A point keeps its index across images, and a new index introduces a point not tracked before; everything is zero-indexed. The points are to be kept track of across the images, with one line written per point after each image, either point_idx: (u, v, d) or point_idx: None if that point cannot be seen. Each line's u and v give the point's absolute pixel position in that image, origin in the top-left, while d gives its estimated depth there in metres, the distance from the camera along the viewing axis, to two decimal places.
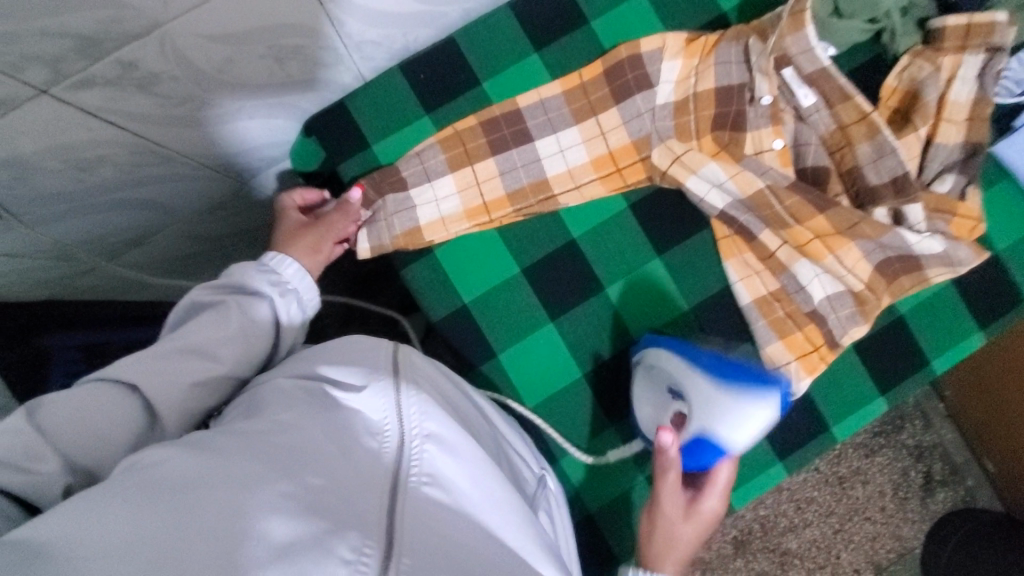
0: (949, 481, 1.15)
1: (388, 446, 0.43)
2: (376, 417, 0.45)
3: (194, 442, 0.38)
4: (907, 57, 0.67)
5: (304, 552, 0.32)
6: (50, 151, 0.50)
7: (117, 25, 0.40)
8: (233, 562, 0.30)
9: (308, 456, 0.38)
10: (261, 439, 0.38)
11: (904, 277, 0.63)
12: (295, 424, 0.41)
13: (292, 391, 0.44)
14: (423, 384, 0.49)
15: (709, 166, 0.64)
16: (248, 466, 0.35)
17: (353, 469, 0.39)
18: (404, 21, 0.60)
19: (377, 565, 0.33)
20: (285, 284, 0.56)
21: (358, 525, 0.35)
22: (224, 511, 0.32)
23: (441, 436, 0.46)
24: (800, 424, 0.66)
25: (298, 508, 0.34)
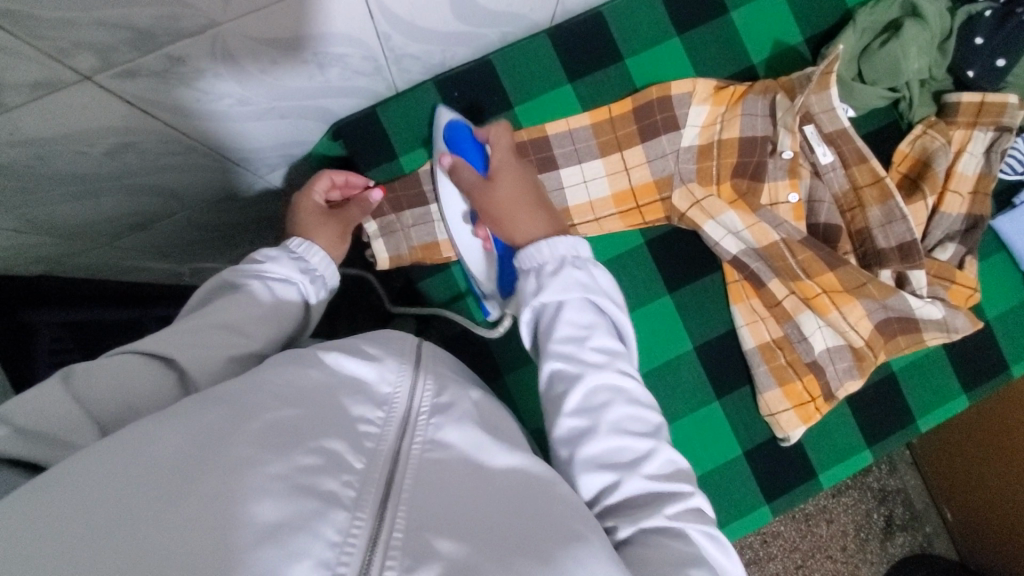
0: (909, 526, 1.19)
1: (393, 418, 0.42)
2: (386, 389, 0.44)
3: (186, 413, 0.37)
4: (921, 126, 0.70)
5: (293, 533, 0.32)
6: (78, 134, 0.49)
7: (175, 22, 0.40)
8: (221, 544, 0.31)
9: (301, 432, 0.38)
10: (253, 415, 0.38)
11: (901, 337, 0.67)
12: (297, 396, 0.40)
13: (310, 358, 0.44)
14: (437, 366, 0.49)
15: (727, 214, 0.66)
16: (240, 447, 0.35)
17: (356, 446, 0.39)
18: (447, 39, 0.61)
19: (362, 545, 0.34)
20: (313, 271, 0.57)
21: (347, 505, 0.35)
22: (214, 495, 0.32)
23: (451, 409, 0.44)
24: (789, 469, 0.68)
25: (288, 489, 0.34)
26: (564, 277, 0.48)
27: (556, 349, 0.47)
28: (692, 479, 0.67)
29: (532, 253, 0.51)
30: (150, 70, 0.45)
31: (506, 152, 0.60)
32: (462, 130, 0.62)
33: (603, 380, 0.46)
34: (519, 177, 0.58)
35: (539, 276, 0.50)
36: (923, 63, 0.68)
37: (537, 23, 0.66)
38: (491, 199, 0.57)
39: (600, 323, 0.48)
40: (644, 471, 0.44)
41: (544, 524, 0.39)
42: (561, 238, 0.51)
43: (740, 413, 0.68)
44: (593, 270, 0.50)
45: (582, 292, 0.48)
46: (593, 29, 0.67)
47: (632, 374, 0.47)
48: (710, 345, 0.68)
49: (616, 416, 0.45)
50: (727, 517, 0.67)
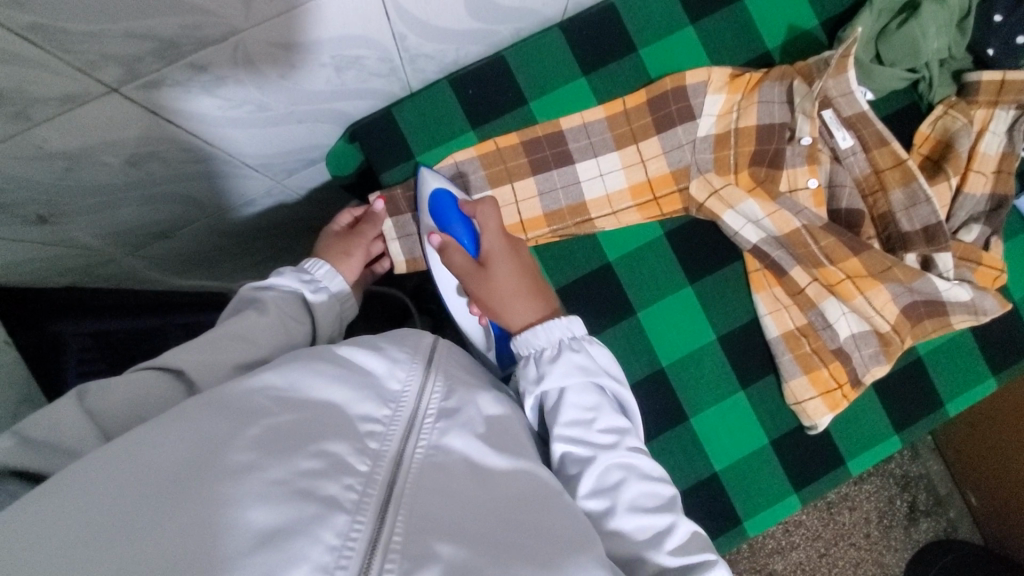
0: (933, 512, 1.18)
1: (399, 416, 0.44)
2: (395, 386, 0.46)
3: (186, 415, 0.38)
4: (941, 107, 0.69)
5: (292, 538, 0.33)
6: (103, 145, 0.49)
7: (198, 31, 0.40)
8: (216, 549, 0.31)
9: (303, 435, 0.38)
10: (256, 419, 0.38)
11: (927, 320, 0.66)
12: (301, 400, 0.41)
13: (322, 354, 0.45)
14: (449, 367, 0.50)
15: (747, 202, 0.66)
16: (239, 453, 0.36)
17: (359, 449, 0.40)
18: (460, 37, 0.61)
19: (360, 550, 0.35)
20: (318, 284, 0.60)
21: (348, 509, 0.36)
22: (212, 502, 0.33)
23: (455, 412, 0.46)
24: (816, 457, 0.68)
25: (288, 494, 0.35)
26: (566, 361, 0.52)
27: (565, 434, 0.50)
28: (718, 469, 0.67)
29: (530, 339, 0.55)
30: (173, 80, 0.45)
31: (496, 234, 0.62)
32: (445, 200, 0.63)
33: (615, 460, 0.49)
34: (512, 262, 0.61)
35: (539, 362, 0.53)
36: (941, 43, 0.67)
37: (549, 18, 0.66)
38: (488, 285, 0.59)
39: (602, 401, 0.52)
40: (669, 547, 0.47)
41: (544, 538, 0.40)
42: (557, 322, 0.55)
43: (765, 402, 0.68)
44: (591, 348, 0.55)
45: (583, 374, 0.52)
46: (605, 22, 0.67)
47: (641, 450, 0.51)
48: (732, 335, 0.68)
49: (632, 494, 0.48)
50: (754, 507, 0.66)
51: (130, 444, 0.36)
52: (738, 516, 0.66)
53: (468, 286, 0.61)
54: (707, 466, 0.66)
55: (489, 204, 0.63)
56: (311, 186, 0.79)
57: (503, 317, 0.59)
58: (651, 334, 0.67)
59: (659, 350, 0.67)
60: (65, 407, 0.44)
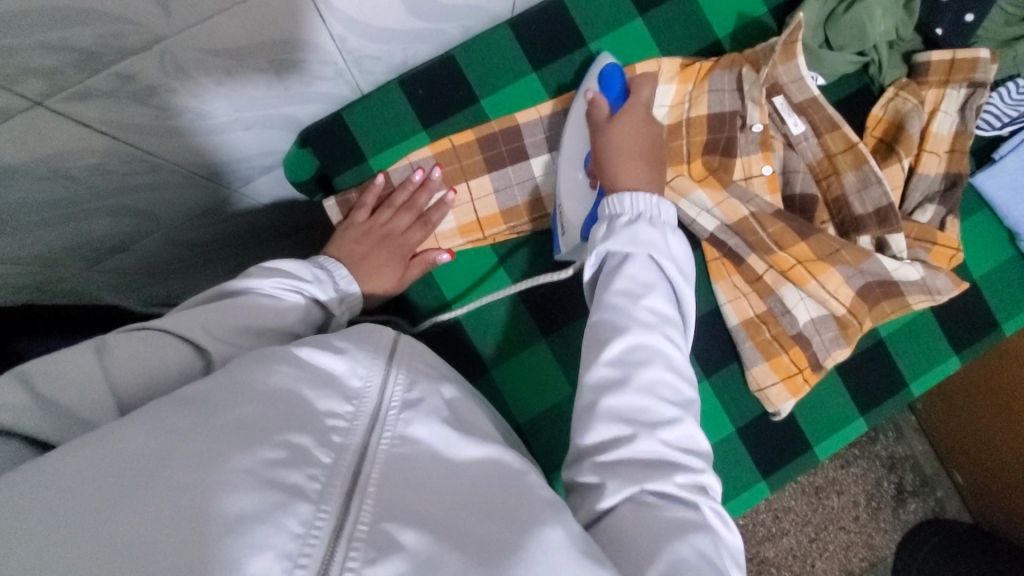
0: (920, 492, 1.18)
1: (363, 412, 0.43)
2: (357, 384, 0.45)
3: (150, 414, 0.39)
4: (892, 89, 0.69)
5: (255, 525, 0.33)
6: (37, 160, 0.49)
7: (118, 40, 0.40)
8: (180, 537, 0.32)
9: (267, 426, 0.38)
10: (220, 411, 0.39)
11: (885, 303, 0.66)
12: (267, 390, 0.41)
13: (283, 355, 0.44)
14: (412, 361, 0.50)
15: (697, 193, 0.66)
16: (204, 442, 0.36)
17: (323, 441, 0.40)
18: (405, 37, 0.61)
19: (325, 538, 0.35)
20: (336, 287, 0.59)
21: (313, 498, 0.36)
22: (176, 493, 0.33)
23: (419, 403, 0.45)
24: (783, 443, 0.68)
25: (254, 483, 0.35)
26: (636, 229, 0.52)
27: (612, 297, 0.49)
28: None
29: (614, 202, 0.55)
30: (102, 91, 0.44)
31: (642, 102, 0.62)
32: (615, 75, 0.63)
33: (648, 338, 0.47)
34: (643, 132, 0.61)
35: (612, 224, 0.53)
36: (888, 25, 0.67)
37: (497, 15, 0.66)
38: (611, 136, 0.60)
39: (659, 283, 0.50)
40: (663, 437, 0.44)
41: (510, 514, 0.40)
42: (646, 195, 0.54)
43: (730, 390, 0.68)
44: (671, 236, 0.53)
45: (650, 250, 0.51)
46: (554, 17, 0.67)
47: (677, 342, 0.49)
48: (694, 324, 0.68)
49: (651, 375, 0.46)
50: (724, 496, 0.67)
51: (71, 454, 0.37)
52: None
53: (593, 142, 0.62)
54: None
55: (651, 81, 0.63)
56: (272, 193, 0.79)
57: (609, 169, 0.59)
58: None
59: None
60: None
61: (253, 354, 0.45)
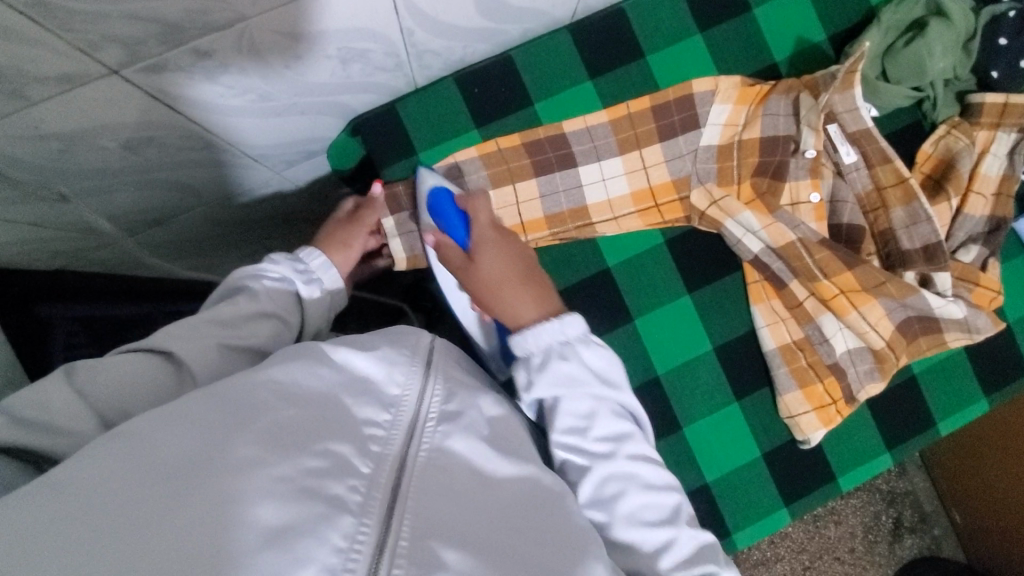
0: (917, 529, 1.18)
1: (401, 421, 0.43)
2: (395, 390, 0.45)
3: (186, 411, 0.38)
4: (945, 126, 0.69)
5: (298, 539, 0.33)
6: (99, 128, 0.48)
7: (204, 16, 0.39)
8: (222, 549, 0.32)
9: (306, 435, 0.38)
10: (259, 415, 0.38)
11: (923, 338, 0.66)
12: (301, 396, 0.41)
13: (321, 353, 0.45)
14: (450, 369, 0.50)
15: (745, 214, 0.66)
16: (244, 450, 0.36)
17: (362, 450, 0.40)
18: (468, 35, 0.60)
19: (367, 553, 0.35)
20: (311, 274, 0.59)
21: (354, 511, 0.36)
22: (217, 500, 0.33)
23: (457, 414, 0.46)
24: (807, 471, 0.68)
25: (294, 495, 0.35)
26: (552, 370, 0.50)
27: (561, 443, 0.50)
28: (711, 480, 0.66)
29: (520, 343, 0.51)
30: (176, 64, 0.44)
31: (489, 228, 0.60)
32: (443, 199, 0.61)
33: (612, 471, 0.49)
34: (502, 253, 0.58)
35: (528, 370, 0.51)
36: (947, 65, 0.67)
37: (558, 19, 0.66)
38: (477, 276, 0.57)
39: (598, 408, 0.50)
40: (665, 565, 0.47)
41: (553, 541, 0.41)
42: (547, 325, 0.51)
43: (758, 415, 0.67)
44: (583, 352, 0.51)
45: (571, 384, 0.50)
46: (614, 27, 0.67)
47: (637, 455, 0.50)
48: (730, 345, 0.67)
49: (631, 504, 0.48)
50: (744, 520, 0.66)
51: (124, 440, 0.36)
52: (727, 529, 0.66)
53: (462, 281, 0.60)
54: (699, 475, 0.66)
55: (483, 200, 0.62)
56: (311, 178, 0.78)
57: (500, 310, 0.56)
58: (652, 339, 0.67)
59: (658, 357, 0.67)
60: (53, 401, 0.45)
61: (297, 350, 0.45)
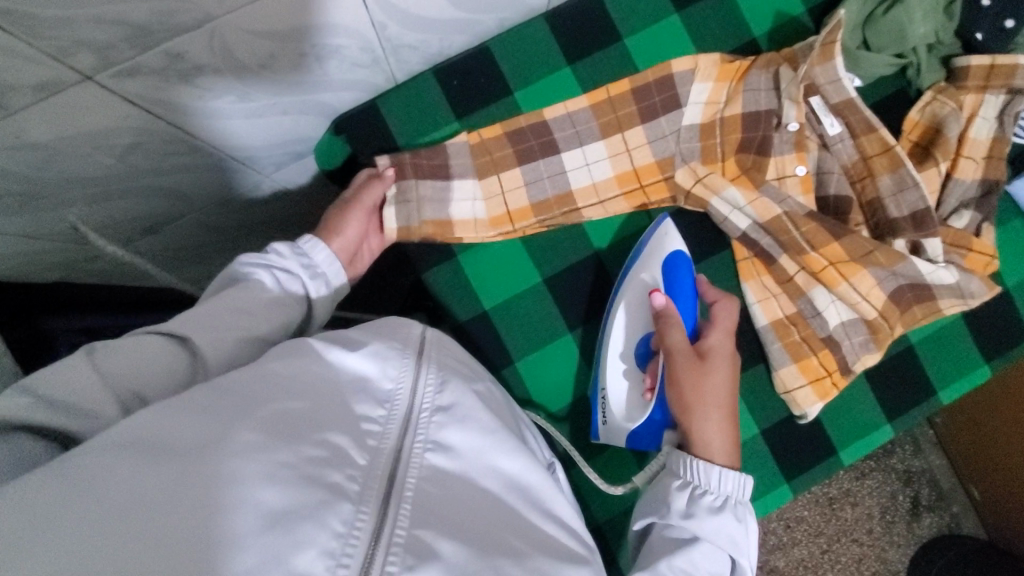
0: (936, 507, 1.16)
1: (395, 415, 0.44)
2: (388, 385, 0.46)
3: (190, 403, 0.39)
4: (930, 93, 0.68)
5: (300, 522, 0.34)
6: (83, 136, 0.49)
7: (171, 17, 0.40)
8: (226, 527, 0.32)
9: (306, 425, 0.39)
10: (264, 403, 0.39)
11: (917, 307, 0.65)
12: (301, 389, 0.42)
13: (312, 351, 0.46)
14: (442, 358, 0.50)
15: (730, 190, 0.65)
16: (248, 433, 0.37)
17: (359, 442, 0.40)
18: (443, 27, 0.61)
19: (365, 541, 0.35)
20: (317, 269, 0.58)
21: (353, 498, 0.37)
22: (220, 479, 0.34)
23: (451, 406, 0.46)
24: (809, 448, 0.67)
25: (296, 478, 0.35)
26: (723, 519, 0.51)
27: (683, 487, 0.53)
28: None
29: (715, 474, 0.53)
30: (150, 68, 0.44)
31: (727, 339, 0.59)
32: (684, 271, 0.62)
33: (682, 553, 0.49)
34: (729, 369, 0.58)
35: (698, 494, 0.52)
36: (929, 28, 0.66)
37: (534, 7, 0.66)
38: (699, 386, 0.56)
39: (723, 528, 0.51)
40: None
41: (536, 540, 0.42)
42: (739, 475, 0.53)
43: (755, 392, 0.67)
44: (750, 528, 0.53)
45: (729, 544, 0.50)
46: (590, 11, 0.67)
47: (726, 540, 0.50)
48: None
49: (681, 561, 0.49)
50: None
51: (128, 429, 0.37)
52: None
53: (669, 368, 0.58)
54: None
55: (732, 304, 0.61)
56: (301, 180, 0.79)
57: (690, 424, 0.56)
58: None
59: None
60: None
61: (290, 347, 0.46)
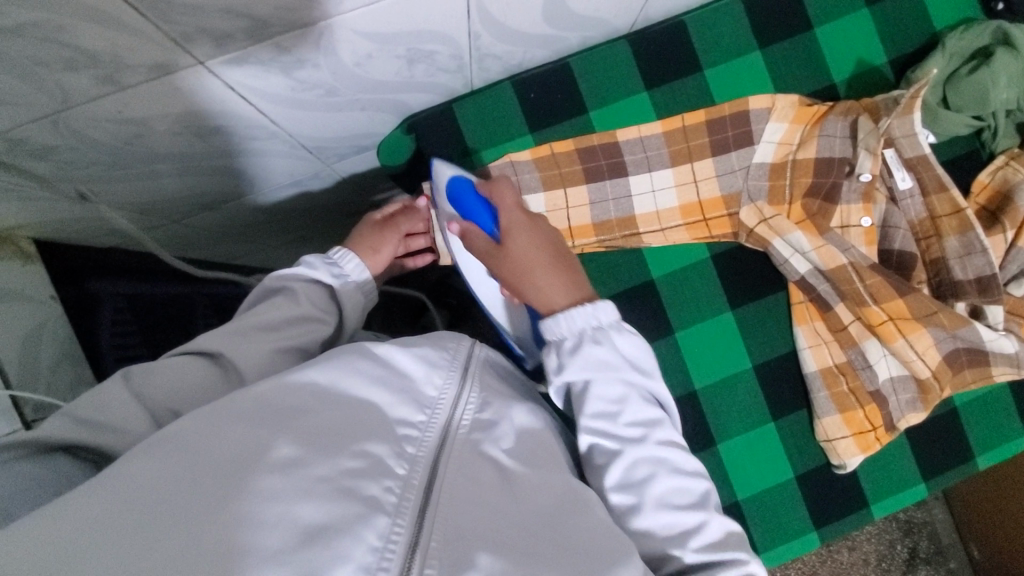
0: (933, 561, 1.16)
1: (434, 423, 0.44)
2: (432, 393, 0.46)
3: (231, 410, 0.39)
4: (1003, 158, 0.68)
5: (336, 537, 0.34)
6: (174, 116, 0.50)
7: (292, 13, 0.40)
8: (262, 546, 0.32)
9: (346, 435, 0.39)
10: (299, 415, 0.40)
11: (968, 371, 0.66)
12: (339, 397, 0.42)
13: (364, 351, 0.47)
14: (485, 378, 0.51)
15: (796, 234, 0.66)
16: (286, 447, 0.37)
17: (398, 451, 0.40)
18: (531, 40, 0.61)
19: (401, 553, 0.35)
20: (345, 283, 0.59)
21: (389, 511, 0.37)
22: (261, 496, 0.34)
23: (487, 425, 0.46)
24: (840, 498, 0.67)
25: (331, 492, 0.36)
26: (584, 356, 0.49)
27: (548, 347, 0.52)
28: (741, 497, 0.66)
29: (554, 326, 0.51)
30: (256, 58, 0.44)
31: (516, 210, 0.57)
32: (461, 184, 0.57)
33: (589, 416, 0.49)
34: (534, 232, 0.56)
35: (560, 352, 0.51)
36: (1012, 92, 0.66)
37: (618, 29, 0.66)
38: (508, 262, 0.54)
39: (609, 367, 0.49)
40: (694, 545, 0.46)
41: (573, 544, 0.41)
42: (581, 307, 0.51)
43: (794, 437, 0.67)
44: (618, 339, 0.51)
45: (603, 369, 0.49)
46: (674, 37, 0.67)
47: (618, 371, 0.49)
48: (770, 365, 0.67)
49: (592, 412, 0.49)
50: (773, 541, 0.66)
51: (196, 436, 0.37)
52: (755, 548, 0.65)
53: (491, 267, 0.56)
54: (731, 493, 0.66)
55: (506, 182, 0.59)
56: (359, 171, 0.79)
57: (533, 298, 0.54)
58: (691, 354, 0.67)
59: (699, 372, 0.67)
60: (113, 390, 0.46)
61: (338, 351, 0.46)
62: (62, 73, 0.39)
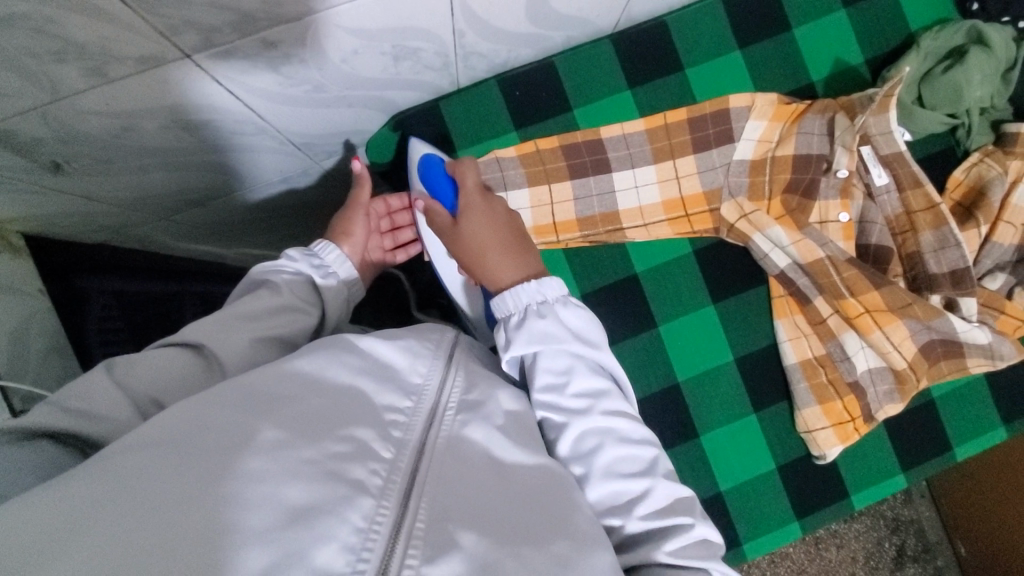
0: (920, 558, 1.17)
1: (421, 409, 0.45)
2: (416, 381, 0.47)
3: (220, 398, 0.40)
4: (977, 154, 0.70)
5: (319, 518, 0.34)
6: (163, 109, 0.50)
7: (278, 7, 0.41)
8: (248, 525, 0.33)
9: (332, 420, 0.40)
10: (286, 402, 0.40)
11: (944, 362, 0.67)
12: (324, 385, 0.43)
13: (348, 343, 0.47)
14: (470, 364, 0.52)
15: (775, 229, 0.67)
16: (273, 431, 0.38)
17: (384, 436, 0.41)
18: (515, 39, 0.62)
19: (385, 534, 0.36)
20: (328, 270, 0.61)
21: (374, 493, 0.37)
22: (248, 478, 0.35)
23: (474, 407, 0.47)
24: (821, 488, 0.68)
25: (317, 475, 0.36)
26: (529, 328, 0.52)
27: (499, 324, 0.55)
28: (724, 488, 0.67)
29: (500, 303, 0.54)
30: (243, 52, 0.46)
31: (474, 192, 0.62)
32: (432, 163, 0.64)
33: (538, 387, 0.52)
34: (488, 214, 0.60)
35: (507, 327, 0.53)
36: (985, 92, 0.68)
37: (602, 29, 0.67)
38: (461, 240, 0.59)
39: (550, 338, 0.52)
40: (640, 513, 0.47)
41: (558, 526, 0.42)
42: (525, 285, 0.54)
43: (775, 428, 0.68)
44: (563, 313, 0.53)
45: (547, 341, 0.51)
46: (656, 38, 0.68)
47: (561, 344, 0.51)
48: (752, 357, 0.68)
49: (539, 384, 0.51)
50: (756, 530, 0.67)
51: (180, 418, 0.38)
52: (738, 539, 0.66)
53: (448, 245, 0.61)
54: (713, 484, 0.67)
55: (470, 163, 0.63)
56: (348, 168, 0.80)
57: (482, 275, 0.58)
58: (673, 346, 0.68)
59: (681, 364, 0.68)
60: (99, 378, 0.47)
61: (325, 342, 0.47)
62: (52, 65, 0.40)
